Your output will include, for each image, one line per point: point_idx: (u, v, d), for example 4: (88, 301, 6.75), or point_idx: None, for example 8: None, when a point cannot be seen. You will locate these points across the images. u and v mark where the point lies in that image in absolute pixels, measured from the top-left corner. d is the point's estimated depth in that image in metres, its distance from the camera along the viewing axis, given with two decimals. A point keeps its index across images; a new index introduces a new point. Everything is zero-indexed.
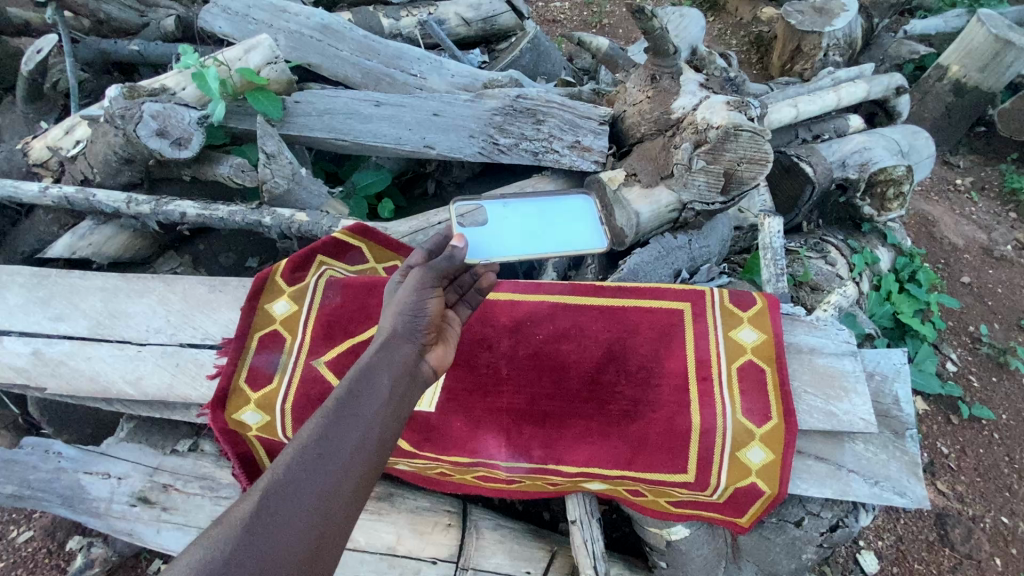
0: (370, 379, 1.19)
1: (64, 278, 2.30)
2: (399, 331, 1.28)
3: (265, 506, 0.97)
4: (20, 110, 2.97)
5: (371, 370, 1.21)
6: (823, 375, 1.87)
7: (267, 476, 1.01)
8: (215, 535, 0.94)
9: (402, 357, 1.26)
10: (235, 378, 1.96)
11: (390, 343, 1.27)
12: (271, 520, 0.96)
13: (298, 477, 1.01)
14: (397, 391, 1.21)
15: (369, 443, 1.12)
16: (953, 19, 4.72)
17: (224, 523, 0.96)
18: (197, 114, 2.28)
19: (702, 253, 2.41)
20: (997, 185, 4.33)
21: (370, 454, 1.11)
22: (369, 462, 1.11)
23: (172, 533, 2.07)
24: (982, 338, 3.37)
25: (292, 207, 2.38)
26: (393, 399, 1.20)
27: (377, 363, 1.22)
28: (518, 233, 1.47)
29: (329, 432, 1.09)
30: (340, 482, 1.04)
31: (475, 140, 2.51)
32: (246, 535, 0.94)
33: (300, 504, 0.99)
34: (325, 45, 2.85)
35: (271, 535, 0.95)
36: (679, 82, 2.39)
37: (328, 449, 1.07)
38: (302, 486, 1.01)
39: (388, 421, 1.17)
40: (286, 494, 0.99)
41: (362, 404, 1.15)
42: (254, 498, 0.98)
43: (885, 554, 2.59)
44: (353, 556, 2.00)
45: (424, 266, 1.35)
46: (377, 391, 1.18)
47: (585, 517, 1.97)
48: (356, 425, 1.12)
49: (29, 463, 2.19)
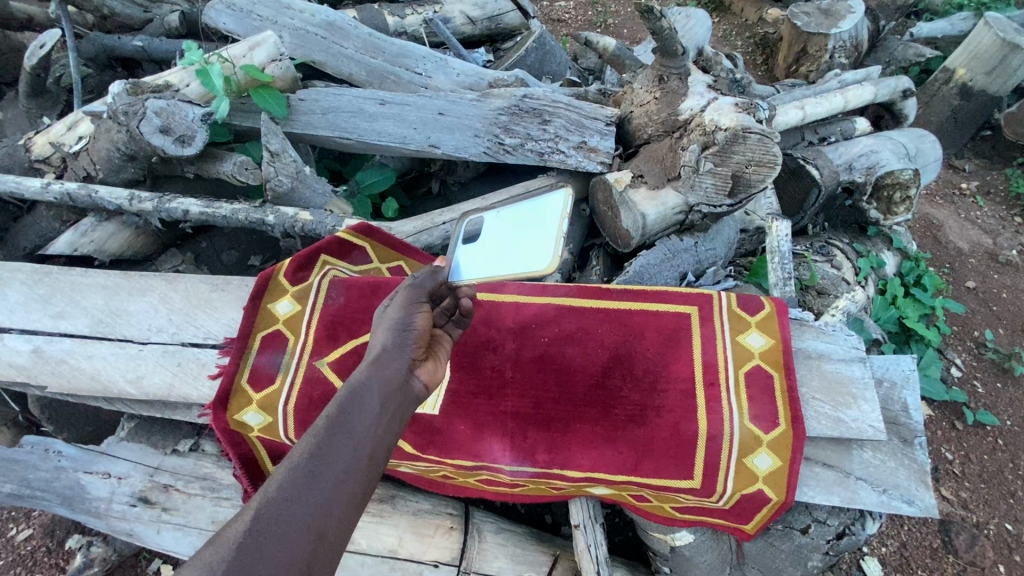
0: (361, 397, 1.18)
1: (66, 275, 2.29)
2: (390, 347, 1.28)
3: (258, 525, 0.95)
4: (22, 105, 2.95)
5: (363, 387, 1.20)
6: (833, 382, 1.85)
7: (259, 495, 0.99)
8: (206, 557, 0.91)
9: (391, 373, 1.24)
10: (238, 379, 1.94)
11: (381, 360, 1.26)
12: (264, 540, 0.94)
13: (292, 494, 1.00)
14: (389, 406, 1.20)
15: (362, 458, 1.10)
16: (960, 22, 4.69)
17: (216, 544, 0.93)
18: (201, 112, 2.25)
19: (708, 255, 2.39)
20: (1003, 189, 4.32)
21: (362, 470, 1.09)
22: (362, 478, 1.09)
23: (172, 534, 2.06)
24: (987, 344, 3.35)
25: (295, 206, 2.36)
26: (385, 415, 1.18)
27: (369, 381, 1.21)
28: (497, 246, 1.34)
29: (321, 448, 1.07)
30: (334, 499, 1.03)
31: (480, 139, 2.49)
32: (240, 553, 0.92)
33: (292, 522, 0.97)
34: (329, 42, 2.83)
35: (264, 553, 0.93)
36: (687, 83, 2.37)
37: (321, 466, 1.05)
38: (295, 503, 0.99)
39: (380, 437, 1.15)
40: (278, 512, 0.97)
41: (355, 421, 1.14)
42: (246, 518, 0.96)
43: (888, 560, 2.57)
44: (353, 558, 1.99)
45: (410, 285, 1.36)
46: (368, 406, 1.17)
47: (588, 521, 1.96)
48: (348, 442, 1.11)
49: (29, 463, 2.17)
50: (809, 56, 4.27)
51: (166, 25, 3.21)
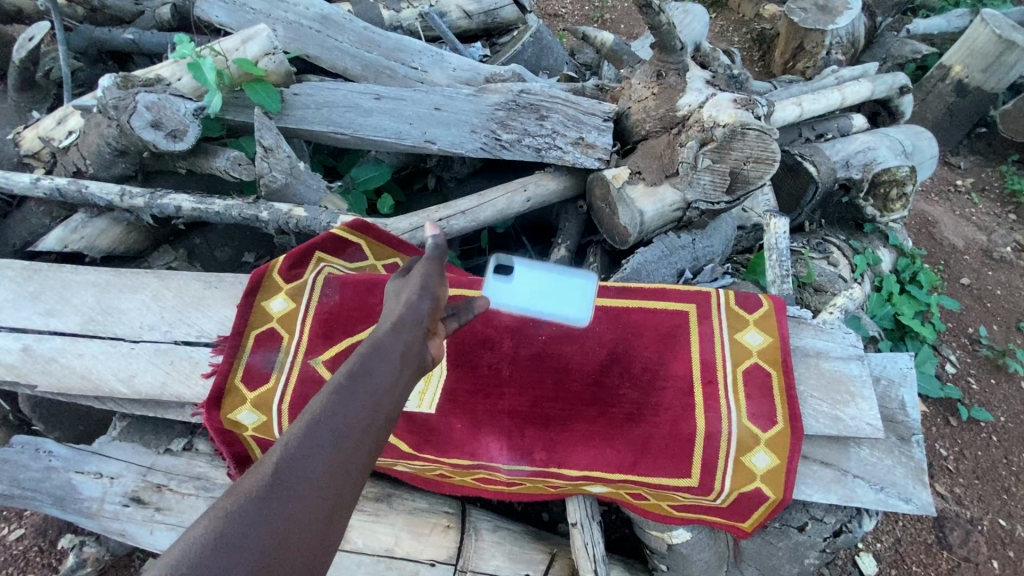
0: (378, 360, 1.12)
1: (56, 272, 2.25)
2: (411, 308, 1.20)
3: (275, 482, 0.93)
4: (10, 98, 2.90)
5: (382, 349, 1.13)
6: (831, 380, 1.84)
7: (276, 452, 0.97)
8: (223, 508, 0.90)
9: (413, 335, 1.16)
10: (231, 377, 1.92)
11: (402, 322, 1.18)
12: (280, 496, 0.92)
13: (307, 453, 0.97)
14: (408, 370, 1.14)
15: (376, 421, 1.06)
16: (956, 19, 4.70)
17: (234, 496, 0.91)
18: (193, 106, 2.22)
19: (705, 252, 2.38)
20: (997, 186, 4.33)
21: (375, 433, 1.06)
22: (375, 442, 1.05)
23: (165, 534, 2.03)
24: (981, 340, 3.36)
25: (289, 202, 2.33)
26: (402, 378, 1.13)
27: (389, 343, 1.14)
28: (527, 297, 1.49)
29: (337, 409, 1.04)
30: (348, 460, 1.00)
31: (476, 135, 2.47)
32: (256, 509, 0.90)
33: (307, 479, 0.95)
34: (324, 36, 2.80)
35: (280, 510, 0.91)
36: (685, 78, 2.35)
37: (337, 427, 1.02)
38: (310, 462, 0.97)
39: (395, 401, 1.11)
40: (295, 469, 0.95)
41: (371, 384, 1.09)
42: (264, 474, 0.94)
43: (884, 556, 2.58)
44: (349, 558, 1.97)
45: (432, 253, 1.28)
46: (385, 370, 1.11)
47: (586, 520, 1.95)
48: (364, 403, 1.06)
49: (19, 463, 2.13)
50: (806, 53, 4.27)
51: (158, 18, 3.17)
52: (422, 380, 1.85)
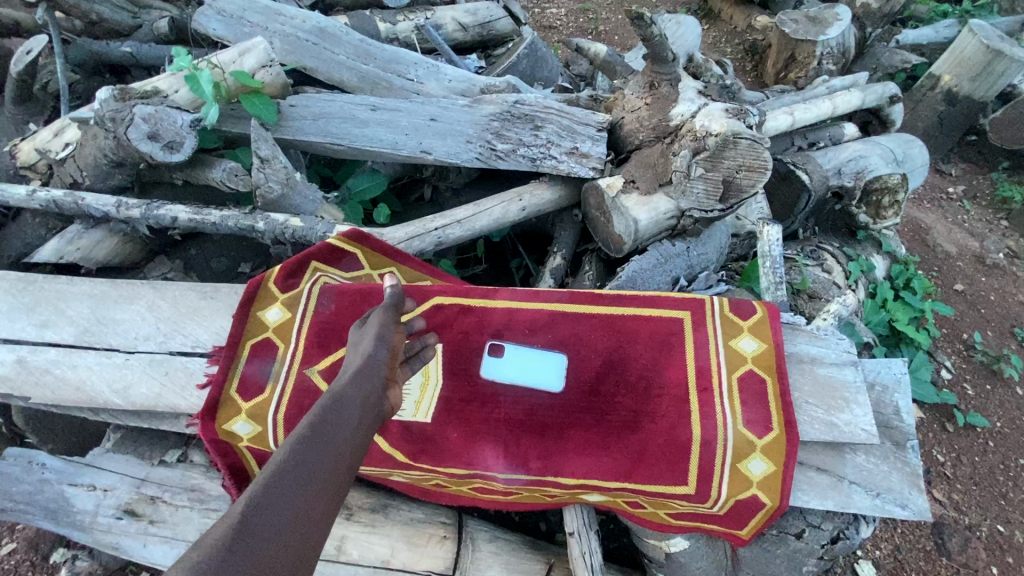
0: (342, 405, 1.15)
1: (51, 284, 2.25)
2: (367, 364, 1.26)
3: (247, 525, 0.89)
4: (8, 111, 2.92)
5: (345, 398, 1.17)
6: (824, 386, 1.85)
7: (247, 495, 0.92)
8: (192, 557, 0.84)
9: (370, 388, 1.22)
10: (226, 388, 1.92)
11: (361, 373, 1.24)
12: (253, 539, 0.88)
13: (279, 496, 0.94)
14: (367, 420, 1.17)
15: (342, 465, 1.07)
16: (944, 29, 4.79)
17: (203, 543, 0.86)
18: (190, 117, 2.24)
19: (699, 260, 2.42)
20: (988, 194, 4.40)
21: (341, 477, 1.06)
22: (342, 481, 1.05)
23: (159, 547, 2.02)
24: (975, 346, 3.37)
25: (285, 212, 2.33)
26: (363, 427, 1.16)
27: (351, 392, 1.19)
28: (512, 370, 1.84)
29: (305, 453, 1.03)
30: (317, 501, 0.98)
31: (472, 145, 2.48)
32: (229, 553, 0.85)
33: (277, 521, 0.92)
34: (320, 48, 2.82)
35: (252, 553, 0.87)
36: (678, 88, 2.38)
37: (308, 469, 1.01)
38: (281, 501, 0.94)
39: (356, 448, 1.12)
40: (266, 512, 0.91)
41: (336, 428, 1.11)
42: (235, 515, 0.90)
43: (882, 563, 2.56)
44: (346, 569, 1.97)
45: (383, 308, 1.44)
46: (348, 416, 1.14)
47: (584, 529, 1.93)
48: (329, 447, 1.07)
49: (12, 475, 2.12)
50: (797, 64, 4.32)
51: (156, 32, 3.21)
52: (418, 389, 1.86)
